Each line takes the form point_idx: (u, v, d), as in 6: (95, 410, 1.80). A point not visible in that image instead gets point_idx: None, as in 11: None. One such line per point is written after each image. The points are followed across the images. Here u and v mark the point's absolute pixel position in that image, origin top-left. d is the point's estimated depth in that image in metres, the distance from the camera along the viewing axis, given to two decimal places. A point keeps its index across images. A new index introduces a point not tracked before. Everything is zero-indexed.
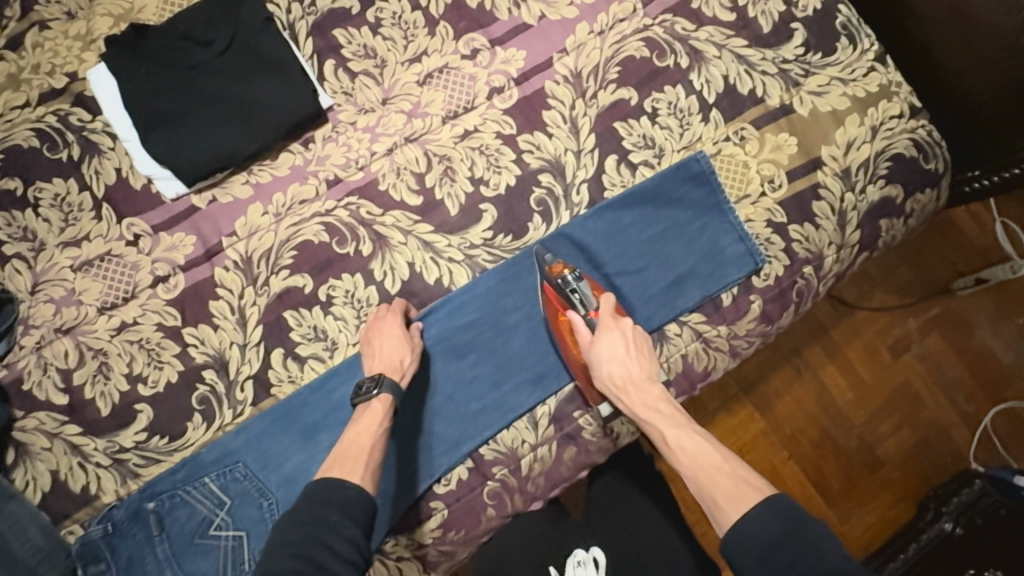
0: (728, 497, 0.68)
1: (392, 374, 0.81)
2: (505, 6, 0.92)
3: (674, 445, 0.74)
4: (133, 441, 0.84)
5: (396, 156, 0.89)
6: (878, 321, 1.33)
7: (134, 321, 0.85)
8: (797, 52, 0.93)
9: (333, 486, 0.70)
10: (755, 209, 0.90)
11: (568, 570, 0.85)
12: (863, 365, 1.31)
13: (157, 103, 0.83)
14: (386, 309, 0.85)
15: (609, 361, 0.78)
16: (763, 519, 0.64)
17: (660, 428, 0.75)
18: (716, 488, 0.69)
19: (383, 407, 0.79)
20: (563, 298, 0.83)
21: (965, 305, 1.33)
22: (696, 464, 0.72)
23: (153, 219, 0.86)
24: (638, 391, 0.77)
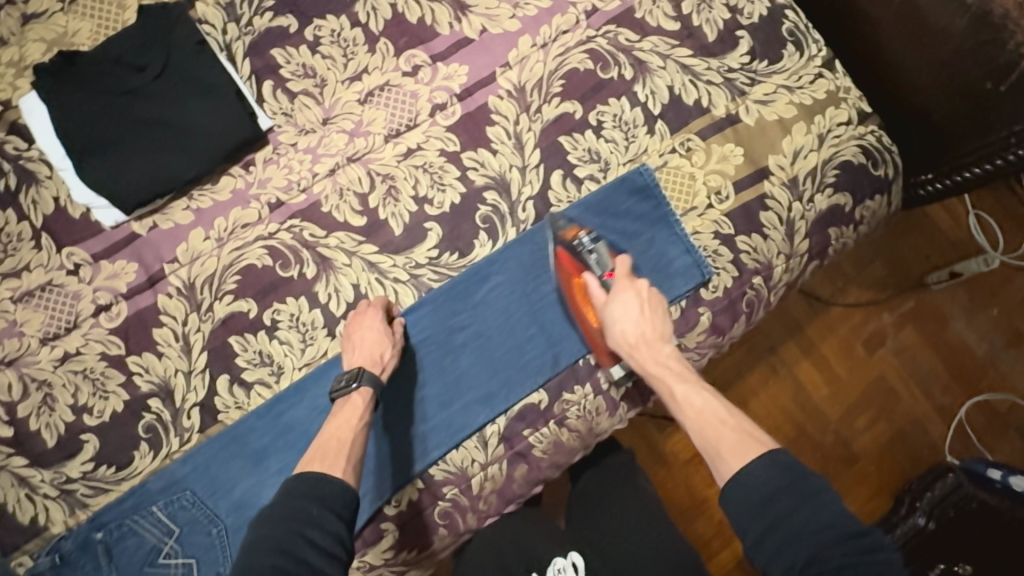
0: (731, 449, 0.67)
1: (372, 369, 0.81)
2: (446, 21, 0.91)
3: (683, 400, 0.74)
4: (80, 471, 0.83)
5: (339, 176, 0.88)
6: (852, 318, 1.32)
7: (77, 351, 0.85)
8: (742, 60, 0.92)
9: (315, 481, 0.69)
10: (702, 221, 0.90)
11: None
12: (838, 362, 1.31)
13: (90, 130, 0.82)
14: (367, 305, 0.85)
15: (623, 320, 0.80)
16: (763, 472, 0.63)
17: (669, 383, 0.76)
18: (721, 443, 0.69)
19: (363, 401, 0.79)
20: (581, 261, 0.85)
21: (939, 298, 1.33)
22: (702, 418, 0.72)
23: (93, 248, 0.86)
24: (651, 348, 0.78)
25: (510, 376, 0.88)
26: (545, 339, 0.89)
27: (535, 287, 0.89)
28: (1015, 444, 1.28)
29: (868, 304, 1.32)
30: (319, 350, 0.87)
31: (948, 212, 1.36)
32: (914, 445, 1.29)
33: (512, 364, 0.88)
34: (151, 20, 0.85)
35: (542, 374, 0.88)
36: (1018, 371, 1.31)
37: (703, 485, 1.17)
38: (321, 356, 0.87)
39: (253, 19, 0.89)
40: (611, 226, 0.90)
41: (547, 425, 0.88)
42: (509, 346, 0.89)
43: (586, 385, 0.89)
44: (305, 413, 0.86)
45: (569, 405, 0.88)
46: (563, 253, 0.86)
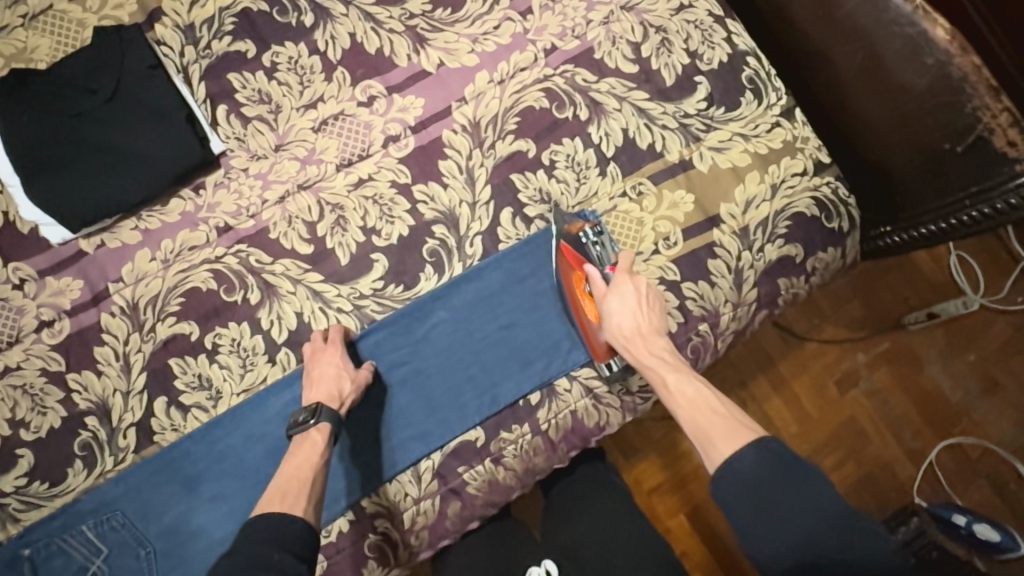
0: (723, 435, 0.64)
1: (330, 403, 0.80)
2: (405, 52, 0.91)
3: (674, 390, 0.71)
4: (14, 486, 0.84)
5: (288, 204, 0.89)
6: (827, 354, 1.31)
7: (17, 366, 0.85)
8: (699, 106, 0.92)
9: (278, 522, 0.66)
10: (649, 266, 0.90)
11: None
12: (810, 399, 1.30)
13: (40, 149, 0.83)
14: (319, 338, 0.85)
15: (620, 312, 0.79)
16: (753, 457, 0.60)
17: (662, 374, 0.73)
18: (708, 429, 0.65)
19: (322, 437, 0.78)
20: (584, 253, 0.86)
21: (915, 339, 1.32)
22: (694, 407, 0.68)
23: (39, 264, 0.86)
24: (645, 341, 0.77)
25: (447, 413, 0.88)
26: (488, 377, 0.89)
27: (484, 321, 0.90)
28: (983, 492, 1.27)
29: (843, 342, 1.31)
30: (258, 376, 0.87)
31: (929, 252, 1.35)
32: (882, 487, 1.27)
33: (449, 401, 0.88)
34: (106, 42, 0.85)
35: (479, 414, 0.88)
36: (988, 418, 1.29)
37: (666, 512, 1.16)
38: (259, 383, 0.87)
39: (211, 43, 0.90)
40: None
41: (483, 463, 0.87)
42: (451, 380, 0.89)
43: (524, 425, 0.88)
44: (240, 438, 0.86)
45: (506, 444, 0.88)
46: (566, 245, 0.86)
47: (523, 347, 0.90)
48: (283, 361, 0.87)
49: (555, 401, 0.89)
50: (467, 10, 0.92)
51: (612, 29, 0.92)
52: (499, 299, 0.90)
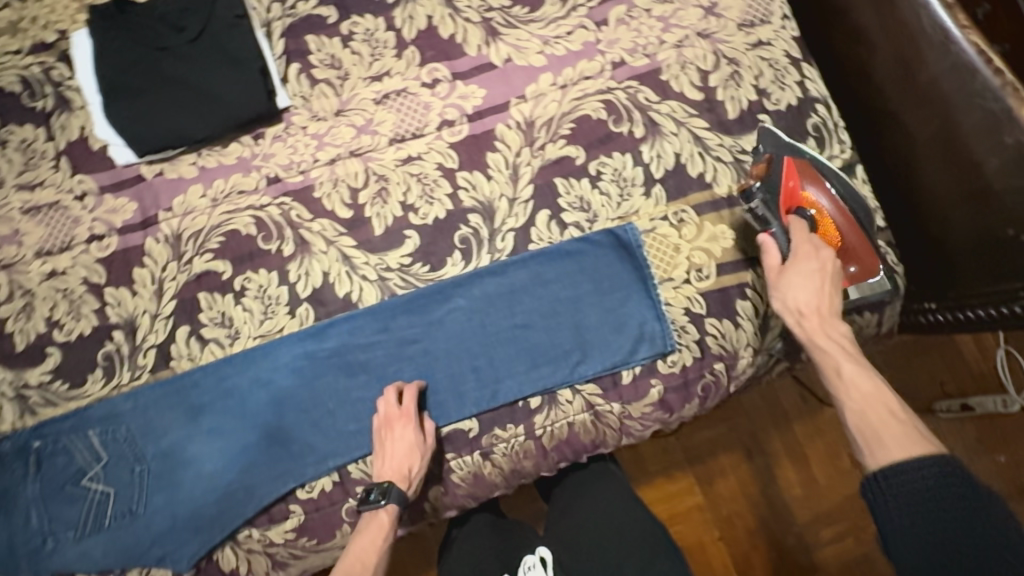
0: (896, 440, 0.67)
1: (400, 482, 0.84)
2: (476, 42, 0.93)
3: (847, 380, 0.74)
4: (38, 380, 0.89)
5: (337, 167, 0.92)
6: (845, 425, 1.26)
7: (63, 271, 0.91)
8: (758, 145, 0.90)
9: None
10: (676, 294, 0.88)
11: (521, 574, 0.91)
12: (819, 466, 1.24)
13: (124, 75, 0.89)
14: (399, 410, 0.85)
15: (799, 290, 0.80)
16: (922, 469, 0.63)
17: (836, 360, 0.75)
18: (882, 431, 0.68)
19: (389, 518, 0.83)
20: (778, 210, 0.85)
21: (943, 428, 1.26)
22: (867, 401, 0.71)
23: (101, 180, 0.92)
24: (823, 321, 0.78)
25: (446, 398, 0.89)
26: (494, 370, 0.89)
27: (501, 314, 0.90)
28: None
29: None
30: (277, 325, 0.90)
31: (975, 341, 1.29)
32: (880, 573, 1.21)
33: (450, 386, 0.89)
34: None
35: (477, 404, 0.88)
36: None
37: None
38: (276, 331, 0.90)
39: (297, 4, 0.94)
40: (616, 266, 0.90)
41: (472, 454, 0.88)
42: (457, 367, 0.90)
43: (520, 426, 0.88)
44: (248, 380, 0.89)
45: (498, 441, 0.88)
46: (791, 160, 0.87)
47: (534, 347, 0.89)
48: (301, 315, 0.90)
49: (555, 409, 0.88)
50: (545, 11, 0.93)
51: (684, 52, 0.91)
52: (519, 295, 0.90)
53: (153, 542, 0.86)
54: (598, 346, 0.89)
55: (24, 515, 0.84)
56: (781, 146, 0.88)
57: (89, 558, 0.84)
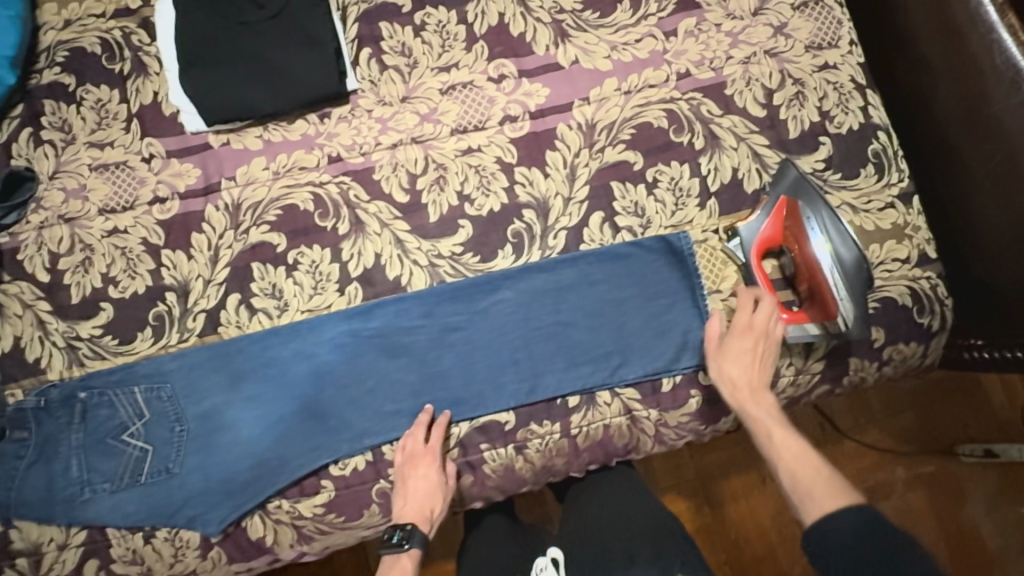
0: (825, 492, 0.67)
1: (422, 525, 0.83)
2: (545, 42, 0.94)
3: (779, 442, 0.74)
4: (89, 333, 0.91)
5: (398, 152, 0.93)
6: (862, 459, 1.32)
7: (124, 229, 0.93)
8: (817, 165, 0.90)
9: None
10: (723, 306, 0.89)
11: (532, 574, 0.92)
12: None
13: (202, 46, 0.91)
14: (424, 448, 0.85)
15: (731, 361, 0.81)
16: (848, 521, 0.63)
17: (767, 426, 0.76)
18: (810, 486, 0.69)
19: (412, 563, 0.82)
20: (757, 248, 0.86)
21: (964, 473, 1.30)
22: (796, 463, 0.72)
23: (169, 145, 0.94)
24: (754, 394, 0.79)
25: (483, 389, 0.89)
26: (534, 366, 0.90)
27: (545, 311, 0.91)
28: None
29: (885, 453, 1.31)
30: (325, 301, 0.91)
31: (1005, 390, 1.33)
32: None
33: (489, 379, 0.90)
34: None
35: (515, 398, 0.89)
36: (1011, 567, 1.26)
37: None
38: (324, 307, 0.91)
39: None
40: (666, 274, 0.90)
41: (505, 447, 0.89)
42: (499, 359, 0.90)
43: (556, 424, 0.89)
44: (291, 352, 0.90)
45: (533, 436, 0.88)
46: (786, 200, 0.85)
47: (575, 347, 0.90)
48: (350, 294, 0.91)
49: (592, 410, 0.89)
50: (615, 18, 0.94)
51: (750, 69, 0.92)
52: (564, 294, 0.91)
53: (184, 503, 0.87)
54: (639, 352, 0.89)
55: (65, 462, 0.87)
56: (778, 185, 0.86)
57: (121, 512, 0.86)
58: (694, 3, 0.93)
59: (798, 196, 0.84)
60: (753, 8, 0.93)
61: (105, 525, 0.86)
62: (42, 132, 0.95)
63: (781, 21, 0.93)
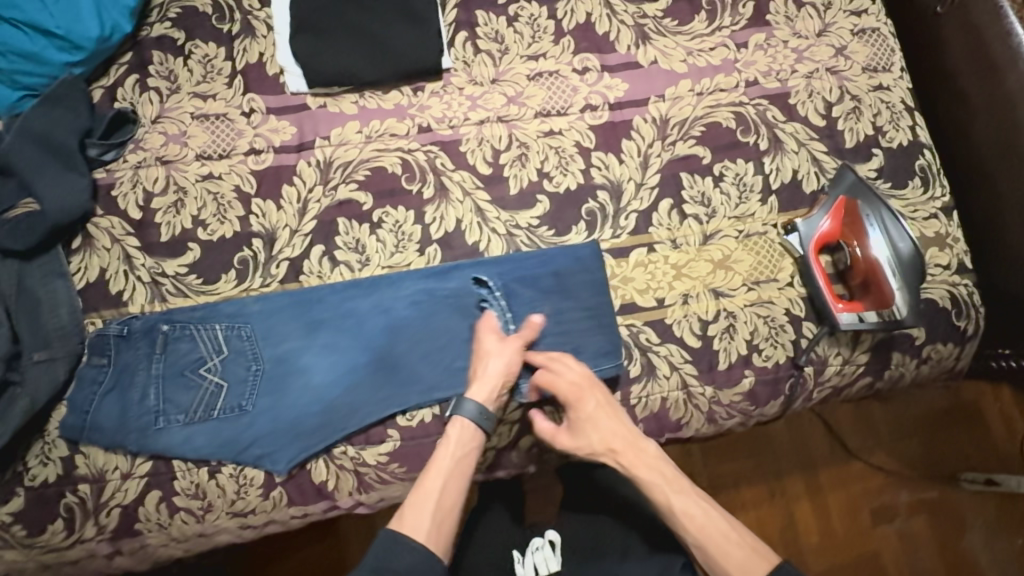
0: (740, 566, 0.77)
1: (478, 389, 0.85)
2: (627, 43, 1.03)
3: (683, 511, 0.82)
4: (175, 271, 0.94)
5: (484, 128, 1.00)
6: (870, 480, 1.39)
7: (219, 176, 0.97)
8: (871, 174, 0.98)
9: (396, 538, 0.73)
10: (779, 294, 0.95)
11: (527, 555, 0.93)
12: (839, 517, 1.37)
13: (314, 14, 0.98)
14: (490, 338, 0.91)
15: (593, 433, 0.86)
16: None
17: (668, 495, 0.83)
18: (725, 567, 0.77)
19: (458, 427, 0.83)
20: (818, 241, 0.93)
21: (965, 502, 1.39)
22: (705, 533, 0.80)
23: (270, 102, 1.00)
24: (636, 451, 0.85)
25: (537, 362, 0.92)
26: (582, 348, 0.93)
27: (588, 293, 0.95)
28: None
29: (890, 477, 1.40)
30: (405, 259, 0.96)
31: (1006, 422, 1.43)
32: None
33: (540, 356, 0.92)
34: None
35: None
36: None
37: None
38: (404, 265, 0.96)
39: None
40: (728, 261, 0.96)
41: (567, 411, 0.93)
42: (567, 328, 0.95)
43: (617, 393, 0.93)
44: (369, 305, 0.94)
45: None
46: (845, 200, 0.92)
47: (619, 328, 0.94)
48: (429, 255, 0.96)
49: (652, 382, 0.93)
50: (693, 27, 1.03)
51: (813, 83, 1.01)
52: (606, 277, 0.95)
53: (253, 442, 0.89)
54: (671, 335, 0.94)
55: (142, 391, 0.89)
56: (838, 186, 0.94)
57: (192, 445, 0.88)
58: (765, 21, 1.03)
59: (856, 197, 0.92)
60: (817, 30, 1.03)
61: (173, 457, 0.88)
62: (148, 79, 1.00)
63: (842, 44, 1.02)
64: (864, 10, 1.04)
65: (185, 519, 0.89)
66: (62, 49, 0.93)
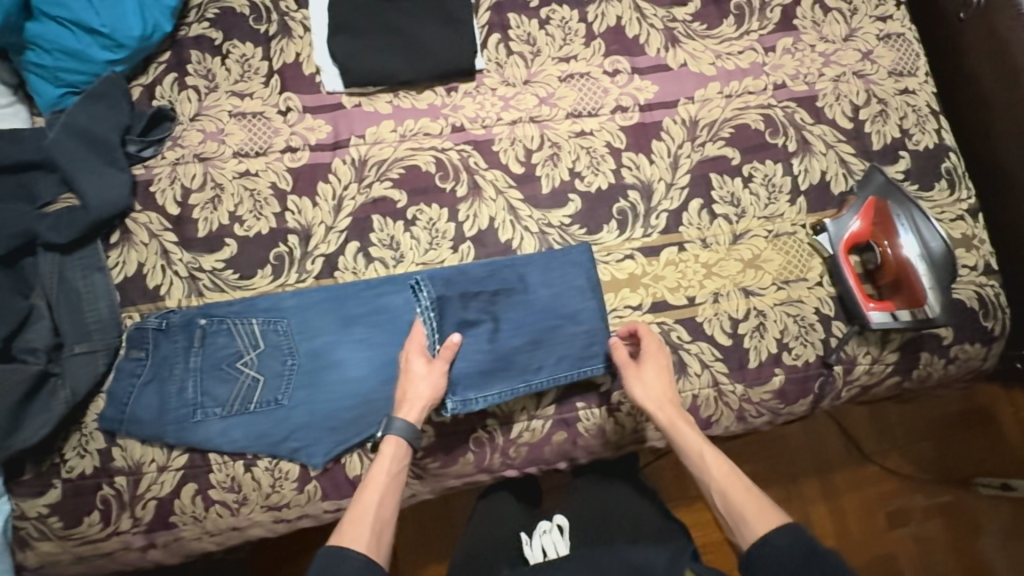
0: (757, 514, 0.75)
1: (408, 411, 0.84)
2: (657, 46, 1.04)
3: (713, 462, 0.81)
4: (212, 266, 0.96)
5: (517, 128, 1.01)
6: (884, 483, 1.40)
7: (256, 173, 0.99)
8: (898, 175, 1.00)
9: (340, 554, 0.72)
10: (808, 293, 0.96)
11: (536, 536, 0.97)
12: (854, 520, 1.38)
13: (351, 16, 1.00)
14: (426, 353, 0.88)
15: (648, 384, 0.88)
16: (781, 540, 0.72)
17: (700, 444, 0.83)
18: (743, 513, 0.76)
19: (393, 449, 0.83)
20: (849, 239, 0.94)
21: (980, 505, 1.40)
22: (731, 482, 0.79)
23: (306, 101, 1.01)
24: (675, 409, 0.86)
25: (475, 381, 0.90)
26: (514, 366, 0.91)
27: (518, 312, 0.93)
28: None
29: (905, 479, 1.40)
30: (439, 256, 0.97)
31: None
32: None
33: (478, 375, 0.90)
34: None
35: (500, 395, 0.90)
36: None
37: None
38: (437, 262, 0.97)
39: None
40: (758, 261, 0.97)
41: (599, 407, 0.94)
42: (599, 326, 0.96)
43: None
44: (403, 302, 0.95)
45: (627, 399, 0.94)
46: (874, 201, 0.94)
47: (553, 346, 0.93)
48: (463, 252, 0.97)
49: (683, 379, 0.94)
50: (721, 31, 1.05)
51: (840, 86, 1.02)
52: (534, 297, 0.94)
53: (289, 434, 0.90)
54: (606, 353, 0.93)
55: (180, 384, 0.90)
56: (868, 187, 0.95)
57: (229, 437, 0.89)
58: (792, 25, 1.05)
59: (885, 198, 0.93)
60: (843, 34, 1.04)
61: (210, 449, 0.89)
62: (186, 78, 1.01)
63: (868, 48, 1.04)
64: (890, 15, 1.06)
65: (220, 512, 0.89)
66: (105, 47, 0.94)
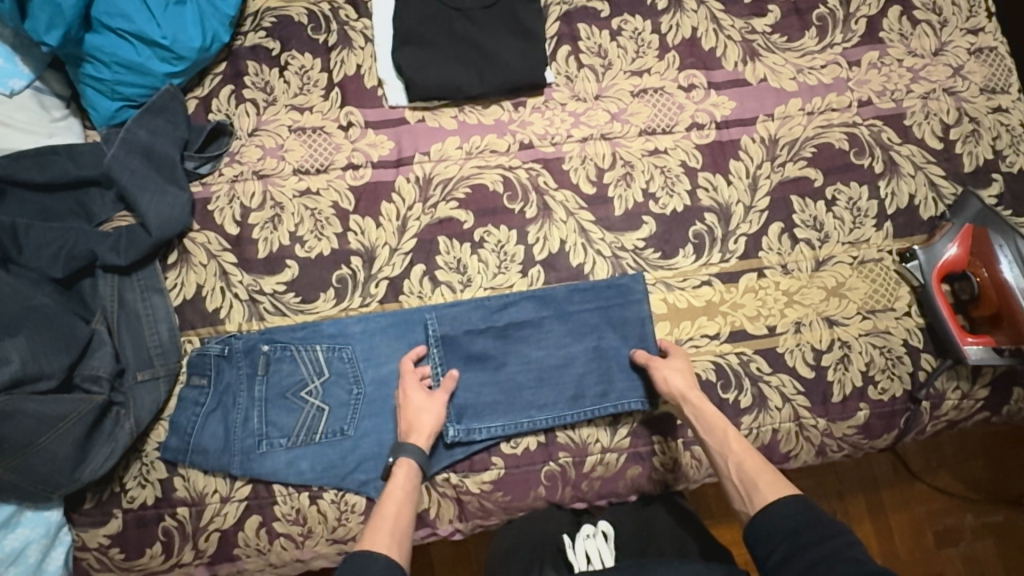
0: (769, 483, 0.72)
1: (419, 441, 0.82)
2: (734, 59, 0.99)
3: (733, 438, 0.78)
4: (273, 289, 0.92)
5: (588, 146, 0.97)
6: (933, 502, 1.31)
7: (316, 191, 0.95)
8: (991, 201, 0.95)
9: (363, 561, 0.66)
10: (896, 324, 0.92)
11: (579, 540, 0.84)
12: (901, 540, 1.30)
13: (417, 26, 0.95)
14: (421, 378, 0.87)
15: (670, 370, 0.84)
16: (790, 507, 0.68)
17: (721, 420, 0.80)
18: (756, 480, 0.73)
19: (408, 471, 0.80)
20: (940, 267, 0.90)
21: None
22: (748, 455, 0.76)
23: (368, 116, 0.97)
24: (698, 394, 0.83)
25: (480, 411, 0.89)
26: (520, 401, 0.89)
27: (526, 346, 0.91)
28: None
29: (955, 498, 1.31)
30: (507, 281, 0.93)
31: None
32: None
33: (483, 406, 0.89)
34: None
35: (503, 428, 0.88)
36: None
37: None
38: (506, 287, 0.93)
39: None
40: (841, 289, 0.93)
41: (675, 441, 0.90)
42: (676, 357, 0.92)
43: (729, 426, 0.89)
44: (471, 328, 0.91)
45: None
46: (971, 228, 0.89)
47: (561, 382, 0.90)
48: (533, 276, 0.93)
49: (763, 414, 0.90)
50: (803, 43, 1.00)
51: (929, 104, 0.97)
52: (546, 330, 0.91)
53: (357, 466, 0.86)
54: (616, 395, 0.89)
55: (245, 414, 0.87)
56: (963, 214, 0.91)
57: (296, 469, 0.86)
58: (878, 38, 0.99)
59: (984, 226, 0.89)
60: (933, 48, 0.99)
61: (275, 481, 0.86)
62: (244, 90, 0.97)
63: (958, 63, 0.98)
64: (981, 28, 1.00)
65: (284, 545, 0.86)
66: (165, 59, 0.90)
